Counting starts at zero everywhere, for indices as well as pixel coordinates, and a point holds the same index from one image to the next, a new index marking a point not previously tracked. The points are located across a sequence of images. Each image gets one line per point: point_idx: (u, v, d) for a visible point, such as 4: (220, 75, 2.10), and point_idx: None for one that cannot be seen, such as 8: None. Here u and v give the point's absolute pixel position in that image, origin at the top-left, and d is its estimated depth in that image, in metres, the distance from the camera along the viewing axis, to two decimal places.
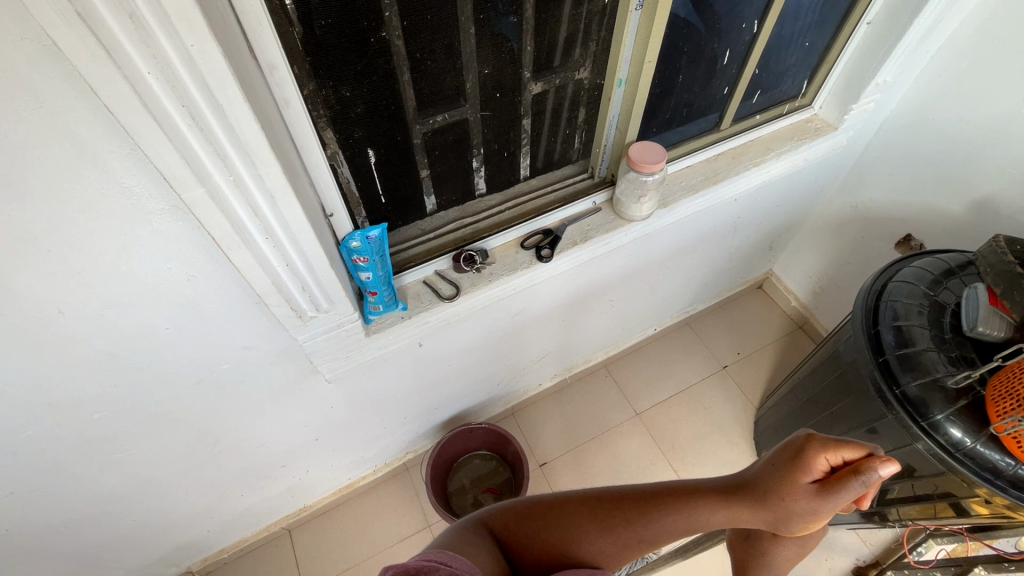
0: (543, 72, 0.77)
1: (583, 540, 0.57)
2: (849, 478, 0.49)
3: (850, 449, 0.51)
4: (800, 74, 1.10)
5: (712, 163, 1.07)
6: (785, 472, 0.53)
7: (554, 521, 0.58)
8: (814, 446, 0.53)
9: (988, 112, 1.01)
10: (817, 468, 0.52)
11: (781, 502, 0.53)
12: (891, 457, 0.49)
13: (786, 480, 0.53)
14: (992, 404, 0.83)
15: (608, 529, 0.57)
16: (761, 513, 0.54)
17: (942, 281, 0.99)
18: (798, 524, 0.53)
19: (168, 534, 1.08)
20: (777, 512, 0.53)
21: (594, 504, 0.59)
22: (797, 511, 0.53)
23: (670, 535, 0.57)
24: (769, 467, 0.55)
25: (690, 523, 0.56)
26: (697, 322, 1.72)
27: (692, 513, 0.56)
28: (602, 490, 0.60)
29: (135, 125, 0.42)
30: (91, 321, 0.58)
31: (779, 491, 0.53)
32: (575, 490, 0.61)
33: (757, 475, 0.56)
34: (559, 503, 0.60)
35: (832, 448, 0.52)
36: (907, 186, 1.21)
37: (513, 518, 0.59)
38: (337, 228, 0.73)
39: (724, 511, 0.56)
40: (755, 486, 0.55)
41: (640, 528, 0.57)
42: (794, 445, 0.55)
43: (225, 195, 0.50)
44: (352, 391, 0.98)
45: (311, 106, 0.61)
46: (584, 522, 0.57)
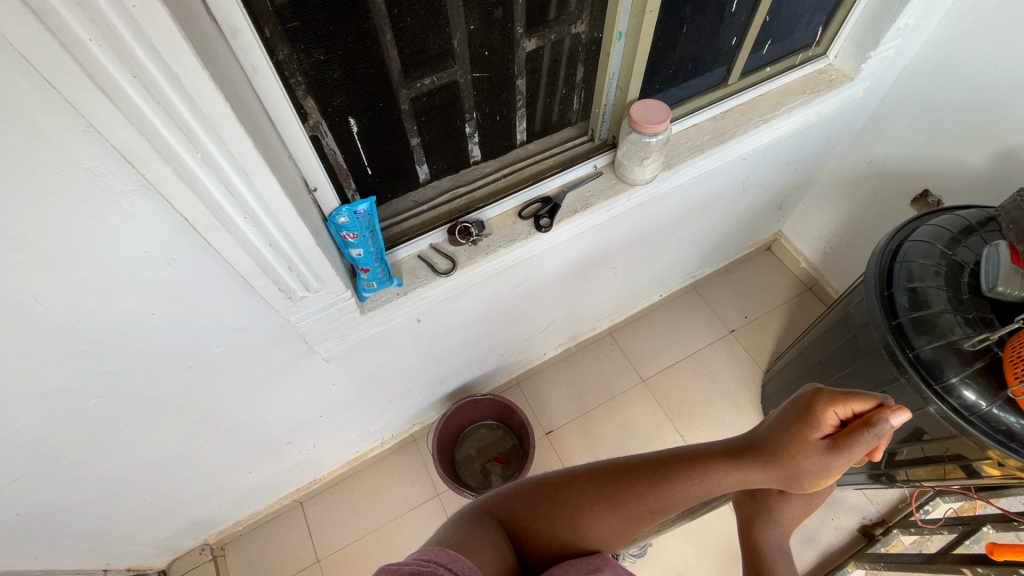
0: (537, 27, 0.72)
1: (594, 520, 0.55)
2: (862, 430, 0.53)
3: (858, 401, 0.55)
4: (814, 20, 1.02)
5: (719, 120, 1.01)
6: (797, 429, 0.56)
7: (562, 503, 0.56)
8: (822, 401, 0.57)
9: (1017, 55, 0.94)
10: (827, 422, 0.56)
11: (792, 459, 0.56)
12: (899, 407, 0.53)
13: (797, 437, 0.56)
14: (1010, 365, 0.80)
15: (619, 506, 0.56)
16: (773, 471, 0.57)
17: (961, 239, 0.95)
18: (811, 480, 0.56)
19: (181, 510, 1.10)
20: (791, 470, 0.56)
21: (601, 482, 0.57)
22: (811, 466, 0.55)
23: (682, 503, 0.57)
24: (777, 427, 0.58)
25: (702, 489, 0.57)
26: (704, 286, 1.68)
27: (705, 478, 0.57)
28: (607, 466, 0.59)
29: (84, 99, 0.38)
30: (71, 309, 0.56)
31: (791, 449, 0.56)
32: (579, 468, 0.60)
33: (767, 436, 0.58)
34: (565, 484, 0.58)
35: (842, 402, 0.55)
36: (926, 139, 1.14)
37: (517, 504, 0.56)
38: (323, 203, 0.69)
39: (736, 473, 0.58)
40: (767, 445, 0.58)
41: (651, 500, 0.56)
42: (802, 403, 0.58)
43: (194, 172, 0.47)
44: (353, 369, 0.97)
45: (285, 72, 0.57)
46: (592, 501, 0.56)
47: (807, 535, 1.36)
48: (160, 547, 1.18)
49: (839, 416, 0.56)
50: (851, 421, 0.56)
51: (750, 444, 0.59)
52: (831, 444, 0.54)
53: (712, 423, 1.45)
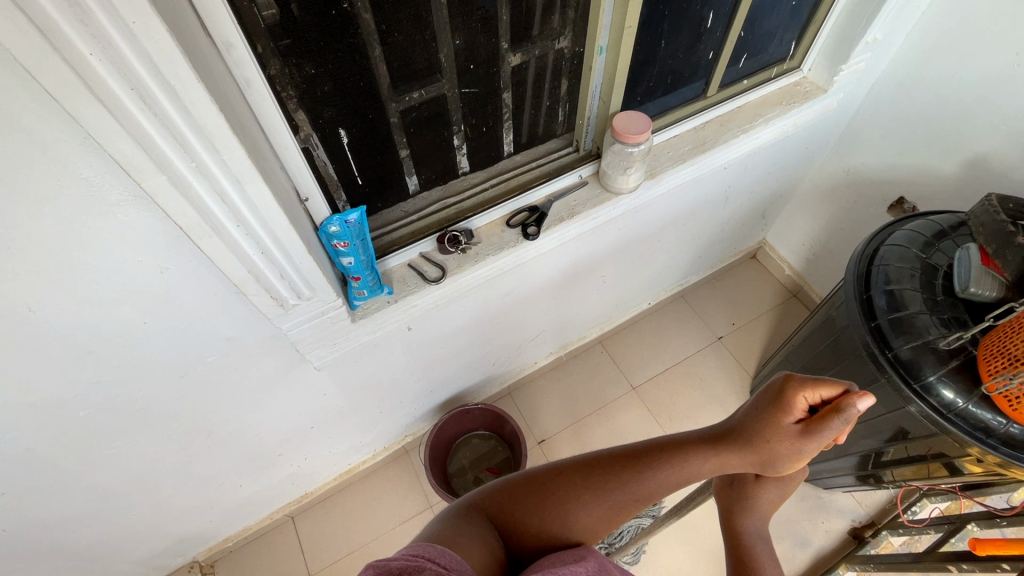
0: (521, 42, 0.75)
1: (579, 510, 0.56)
2: (832, 415, 0.53)
3: (827, 386, 0.55)
4: (788, 35, 1.06)
5: (699, 131, 1.04)
6: (769, 415, 0.56)
7: (548, 495, 0.57)
8: (793, 386, 0.57)
9: (981, 67, 0.98)
10: (798, 407, 0.56)
11: (765, 444, 0.56)
12: (866, 392, 0.52)
13: (769, 422, 0.56)
14: (984, 363, 0.83)
15: (604, 495, 0.57)
16: (748, 456, 0.58)
17: (934, 243, 0.99)
18: (785, 465, 0.56)
19: (170, 526, 1.09)
20: (763, 454, 0.57)
21: (586, 473, 0.58)
22: (783, 451, 0.56)
23: (663, 490, 0.58)
24: (752, 413, 0.59)
25: (682, 475, 0.58)
26: (691, 294, 1.71)
27: (682, 465, 0.58)
28: (592, 457, 0.60)
29: (83, 110, 0.40)
30: (65, 319, 0.57)
31: (764, 434, 0.56)
32: (564, 462, 0.61)
33: (741, 422, 0.59)
34: (550, 477, 0.59)
35: (811, 387, 0.55)
36: (899, 148, 1.19)
37: (505, 500, 0.58)
38: (314, 212, 0.70)
39: (711, 459, 0.58)
40: (741, 431, 0.58)
41: (634, 487, 0.57)
42: (775, 389, 0.58)
43: (188, 182, 0.49)
44: (344, 378, 0.97)
45: (278, 86, 0.59)
46: (577, 492, 0.57)
47: (798, 538, 1.37)
48: (147, 565, 1.17)
49: (809, 401, 0.56)
50: (823, 405, 0.56)
51: (724, 430, 0.60)
52: (801, 428, 0.55)
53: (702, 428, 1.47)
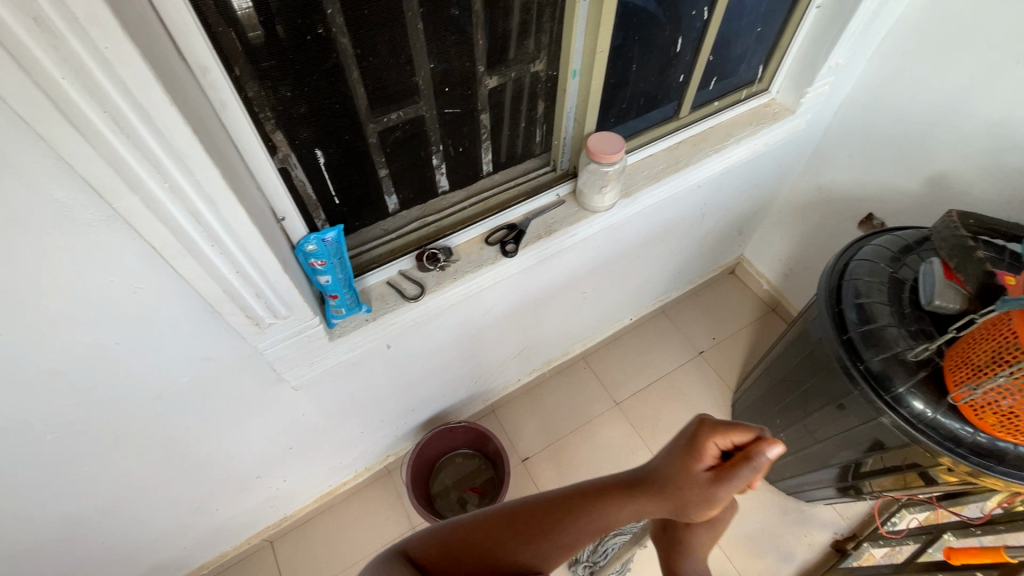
0: (497, 66, 0.77)
1: (507, 557, 0.56)
2: (741, 464, 0.53)
3: (738, 433, 0.55)
4: (755, 59, 1.11)
5: (673, 150, 1.07)
6: (684, 460, 0.57)
7: (477, 543, 0.57)
8: (705, 431, 0.57)
9: (938, 90, 1.03)
10: (710, 453, 0.56)
11: (680, 490, 0.56)
12: (774, 439, 0.53)
13: (683, 468, 0.57)
14: (951, 374, 0.85)
15: (530, 544, 0.57)
16: (664, 503, 0.57)
17: (900, 258, 1.02)
18: (699, 512, 0.56)
19: (143, 554, 1.06)
20: (678, 501, 0.57)
21: (512, 521, 0.58)
22: (695, 499, 0.56)
23: (584, 538, 0.58)
24: (669, 458, 0.59)
25: (600, 523, 0.58)
26: (672, 309, 1.73)
27: (601, 513, 0.58)
28: (519, 505, 0.60)
29: (55, 132, 0.40)
30: (34, 340, 0.56)
31: (678, 480, 0.57)
32: (493, 508, 0.60)
33: (659, 468, 0.59)
34: (480, 523, 0.58)
35: (723, 433, 0.56)
36: (866, 166, 1.23)
37: (435, 548, 0.56)
38: (291, 232, 0.71)
39: (628, 506, 0.58)
40: (658, 477, 0.58)
41: (556, 537, 0.57)
42: (690, 433, 0.58)
43: (162, 202, 0.49)
44: (323, 397, 0.96)
45: (255, 108, 0.60)
46: (505, 540, 0.57)
47: (782, 552, 1.38)
48: None
49: (722, 447, 0.56)
50: (735, 451, 0.57)
51: (643, 475, 0.60)
52: (712, 476, 0.55)
53: None
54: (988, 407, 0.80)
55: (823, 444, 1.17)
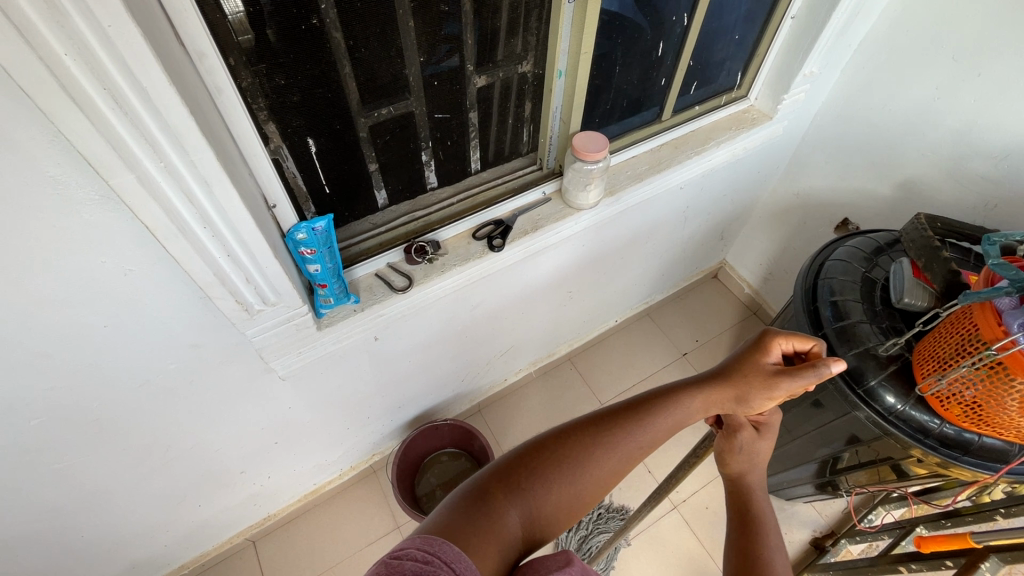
0: (486, 65, 0.80)
1: (590, 466, 0.58)
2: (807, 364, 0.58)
3: (801, 339, 0.61)
4: (734, 67, 1.15)
5: (656, 152, 1.11)
6: (750, 358, 0.62)
7: (561, 459, 0.58)
8: (771, 335, 0.63)
9: (907, 99, 1.08)
10: (776, 352, 0.62)
11: (743, 383, 0.62)
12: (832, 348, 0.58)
13: (749, 365, 0.62)
14: (919, 367, 0.89)
15: (610, 448, 0.59)
16: (731, 397, 0.63)
17: (873, 258, 1.06)
18: (761, 403, 0.61)
19: (122, 551, 1.05)
20: (741, 392, 0.62)
21: (588, 431, 0.60)
22: (758, 390, 0.60)
23: (658, 437, 0.63)
24: (734, 360, 0.64)
25: (673, 418, 0.63)
26: (656, 312, 1.77)
27: (673, 408, 0.63)
28: (591, 416, 0.62)
29: (54, 107, 0.41)
30: (21, 321, 0.57)
31: (744, 375, 0.62)
32: (567, 425, 0.61)
33: (725, 366, 0.65)
34: (557, 441, 0.59)
35: (786, 337, 0.61)
36: (841, 172, 1.28)
37: (519, 472, 0.56)
38: (282, 220, 0.72)
39: (698, 398, 0.64)
40: (724, 373, 0.64)
41: (636, 436, 0.61)
42: (754, 339, 0.64)
43: (156, 181, 0.50)
44: (309, 390, 0.97)
45: (249, 97, 0.61)
46: (586, 451, 0.59)
47: None
48: None
49: (784, 350, 0.62)
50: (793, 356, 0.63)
51: (709, 374, 0.65)
52: (776, 369, 0.59)
53: (668, 442, 1.50)
54: (953, 398, 0.83)
55: (801, 440, 1.20)
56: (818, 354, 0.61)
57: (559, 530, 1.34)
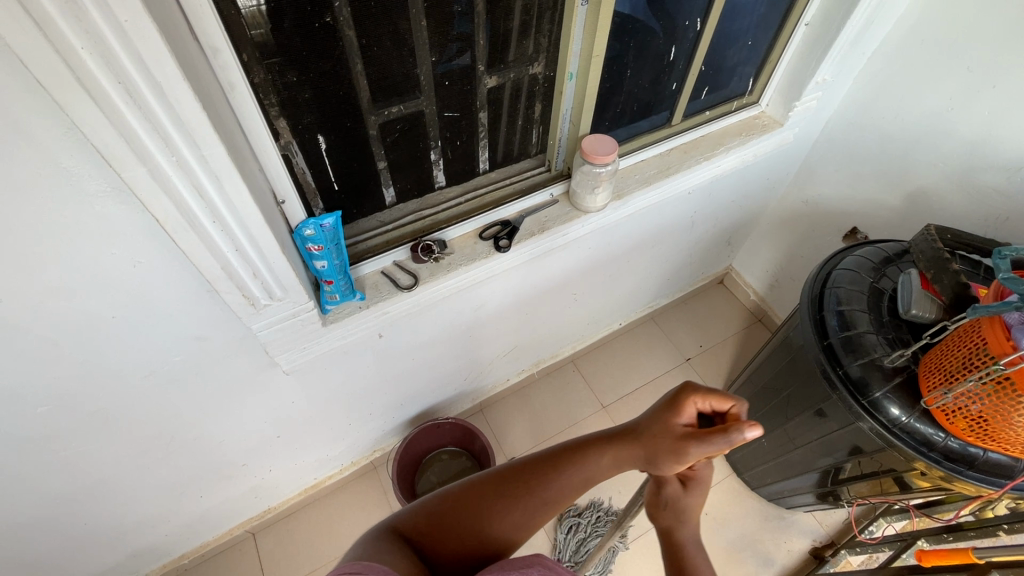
0: (497, 66, 0.80)
1: (495, 518, 0.61)
2: (715, 434, 0.54)
3: (716, 398, 0.58)
4: (746, 72, 1.15)
5: (665, 156, 1.11)
6: (663, 417, 0.60)
7: (467, 508, 0.61)
8: (689, 393, 0.60)
9: (920, 109, 1.07)
10: (688, 412, 0.59)
11: (654, 443, 0.60)
12: (754, 421, 0.51)
13: (661, 425, 0.60)
14: (925, 380, 0.88)
15: (517, 501, 0.62)
16: (644, 456, 0.61)
17: (881, 268, 1.05)
18: (670, 466, 0.59)
19: (124, 539, 1.06)
20: (651, 453, 0.60)
21: (499, 482, 0.63)
22: (666, 452, 0.59)
23: (569, 492, 0.64)
24: (653, 415, 0.62)
25: (583, 473, 0.63)
26: (660, 316, 1.76)
27: (583, 464, 0.63)
28: (506, 467, 0.65)
29: (69, 99, 0.42)
30: (32, 310, 0.57)
31: (655, 434, 0.60)
32: (482, 474, 0.65)
33: (641, 423, 0.63)
34: (469, 490, 0.63)
35: (703, 395, 0.58)
36: (850, 181, 1.27)
37: (427, 518, 0.60)
38: (290, 215, 0.72)
39: (608, 455, 0.63)
40: (637, 431, 0.62)
41: (542, 491, 0.62)
42: (673, 395, 0.61)
43: (168, 175, 0.51)
44: (313, 385, 0.97)
45: (261, 93, 0.62)
46: (493, 503, 0.62)
47: (762, 557, 1.39)
48: None
49: (701, 409, 0.59)
50: (712, 416, 0.59)
51: (626, 429, 0.64)
52: (685, 433, 0.57)
53: None
54: (958, 412, 0.83)
55: (803, 449, 1.19)
56: (737, 415, 0.58)
57: (557, 532, 1.33)
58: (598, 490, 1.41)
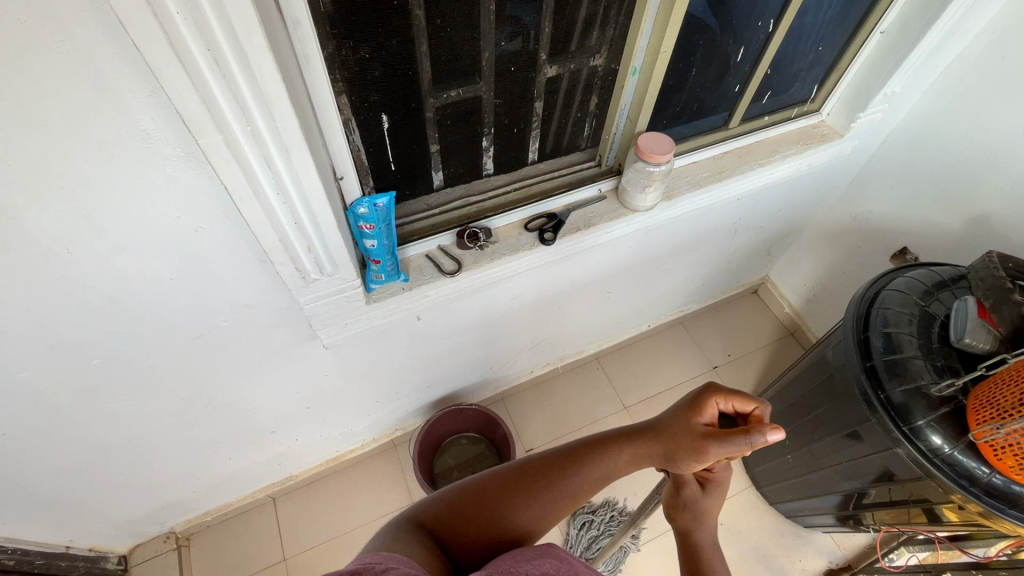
0: (559, 56, 0.78)
1: (513, 510, 0.60)
2: (736, 435, 0.53)
3: (739, 398, 0.57)
4: (810, 78, 1.11)
5: (718, 160, 1.08)
6: (683, 415, 0.60)
7: (485, 500, 0.60)
8: (711, 393, 0.59)
9: (990, 131, 1.03)
10: (709, 411, 0.58)
11: (674, 440, 0.60)
12: (776, 424, 0.51)
13: (682, 424, 0.60)
14: (973, 412, 0.85)
15: (535, 495, 0.61)
16: (663, 452, 0.61)
17: (934, 292, 1.01)
18: (689, 465, 0.59)
19: (157, 491, 1.10)
20: (670, 451, 0.60)
21: (516, 476, 0.62)
22: (686, 451, 0.58)
23: (587, 487, 0.63)
24: (673, 413, 0.62)
25: (602, 469, 0.63)
26: (690, 321, 1.74)
27: (601, 459, 0.63)
28: (523, 462, 0.64)
29: (159, 63, 0.42)
30: (98, 265, 0.59)
31: (675, 431, 0.60)
32: (499, 468, 0.64)
33: (660, 421, 0.63)
34: (486, 483, 0.62)
35: (725, 396, 0.58)
36: (906, 199, 1.22)
37: (444, 510, 0.60)
38: (346, 192, 0.73)
39: (627, 451, 0.63)
40: (656, 429, 0.62)
41: (561, 485, 0.61)
42: (695, 394, 0.61)
43: (241, 145, 0.51)
44: (348, 360, 0.98)
45: (330, 68, 0.62)
46: (510, 496, 0.61)
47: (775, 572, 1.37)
48: (127, 529, 1.17)
49: (724, 409, 0.59)
50: (734, 416, 0.59)
51: (644, 426, 0.64)
52: (705, 432, 0.57)
53: None
54: (1008, 448, 0.79)
55: (829, 470, 1.17)
56: (759, 418, 0.57)
57: (569, 527, 1.34)
58: (614, 490, 1.41)
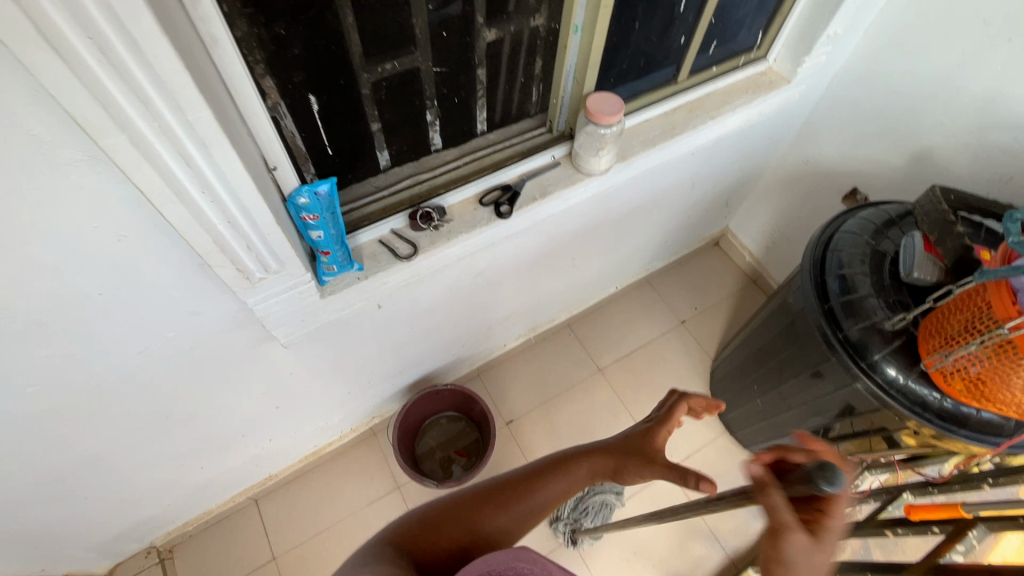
0: (497, 18, 0.74)
1: (484, 521, 0.60)
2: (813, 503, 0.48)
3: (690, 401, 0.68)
4: (755, 24, 1.10)
5: (669, 116, 1.06)
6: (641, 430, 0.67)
7: (455, 514, 0.59)
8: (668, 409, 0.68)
9: (929, 65, 1.04)
10: (666, 421, 0.67)
11: (634, 450, 0.66)
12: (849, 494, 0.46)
13: (638, 438, 0.67)
14: (924, 342, 0.89)
15: (505, 507, 0.61)
16: (623, 462, 0.65)
17: (883, 231, 1.04)
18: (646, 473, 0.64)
19: (127, 510, 1.06)
20: (626, 461, 0.65)
21: (484, 492, 0.63)
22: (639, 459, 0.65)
23: (554, 503, 0.64)
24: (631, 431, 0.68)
25: (568, 484, 0.65)
26: (656, 279, 1.75)
27: (566, 473, 0.65)
28: (489, 483, 0.65)
29: (34, 57, 0.37)
30: (11, 289, 0.54)
31: (634, 444, 0.66)
32: (466, 490, 0.64)
33: (615, 441, 0.68)
34: (454, 502, 0.61)
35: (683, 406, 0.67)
36: (855, 140, 1.24)
37: (415, 528, 0.57)
38: (282, 182, 0.68)
39: (587, 465, 0.66)
40: (612, 446, 0.67)
41: (529, 498, 0.62)
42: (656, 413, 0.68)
43: (151, 144, 0.47)
44: (311, 356, 0.95)
45: (246, 49, 0.57)
46: (479, 508, 0.60)
47: (753, 509, 1.43)
48: (102, 551, 1.13)
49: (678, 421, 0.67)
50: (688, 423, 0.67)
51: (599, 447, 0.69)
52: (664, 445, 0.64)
53: None
54: (957, 374, 0.84)
55: (796, 410, 1.22)
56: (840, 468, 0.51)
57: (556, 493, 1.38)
58: None
